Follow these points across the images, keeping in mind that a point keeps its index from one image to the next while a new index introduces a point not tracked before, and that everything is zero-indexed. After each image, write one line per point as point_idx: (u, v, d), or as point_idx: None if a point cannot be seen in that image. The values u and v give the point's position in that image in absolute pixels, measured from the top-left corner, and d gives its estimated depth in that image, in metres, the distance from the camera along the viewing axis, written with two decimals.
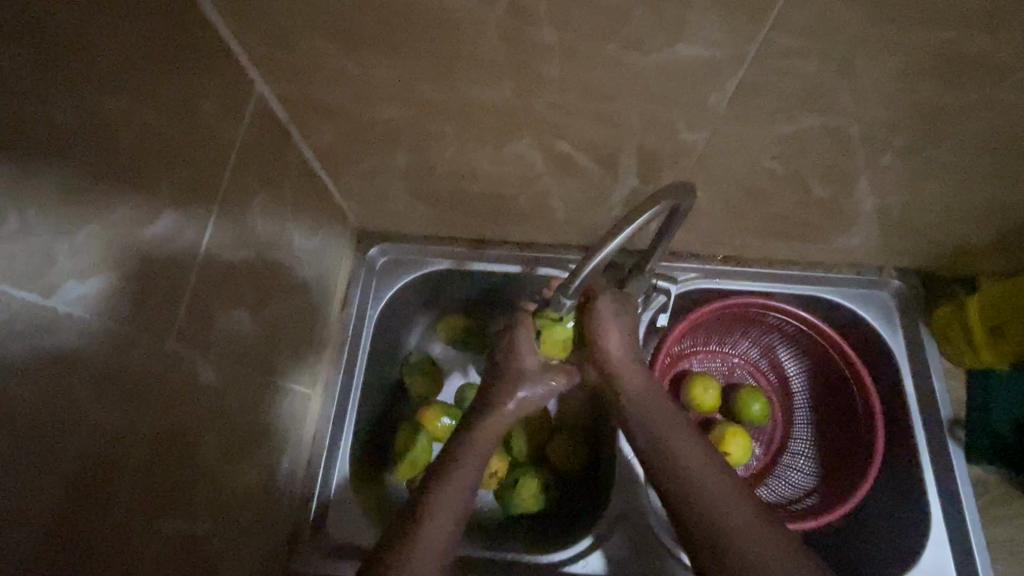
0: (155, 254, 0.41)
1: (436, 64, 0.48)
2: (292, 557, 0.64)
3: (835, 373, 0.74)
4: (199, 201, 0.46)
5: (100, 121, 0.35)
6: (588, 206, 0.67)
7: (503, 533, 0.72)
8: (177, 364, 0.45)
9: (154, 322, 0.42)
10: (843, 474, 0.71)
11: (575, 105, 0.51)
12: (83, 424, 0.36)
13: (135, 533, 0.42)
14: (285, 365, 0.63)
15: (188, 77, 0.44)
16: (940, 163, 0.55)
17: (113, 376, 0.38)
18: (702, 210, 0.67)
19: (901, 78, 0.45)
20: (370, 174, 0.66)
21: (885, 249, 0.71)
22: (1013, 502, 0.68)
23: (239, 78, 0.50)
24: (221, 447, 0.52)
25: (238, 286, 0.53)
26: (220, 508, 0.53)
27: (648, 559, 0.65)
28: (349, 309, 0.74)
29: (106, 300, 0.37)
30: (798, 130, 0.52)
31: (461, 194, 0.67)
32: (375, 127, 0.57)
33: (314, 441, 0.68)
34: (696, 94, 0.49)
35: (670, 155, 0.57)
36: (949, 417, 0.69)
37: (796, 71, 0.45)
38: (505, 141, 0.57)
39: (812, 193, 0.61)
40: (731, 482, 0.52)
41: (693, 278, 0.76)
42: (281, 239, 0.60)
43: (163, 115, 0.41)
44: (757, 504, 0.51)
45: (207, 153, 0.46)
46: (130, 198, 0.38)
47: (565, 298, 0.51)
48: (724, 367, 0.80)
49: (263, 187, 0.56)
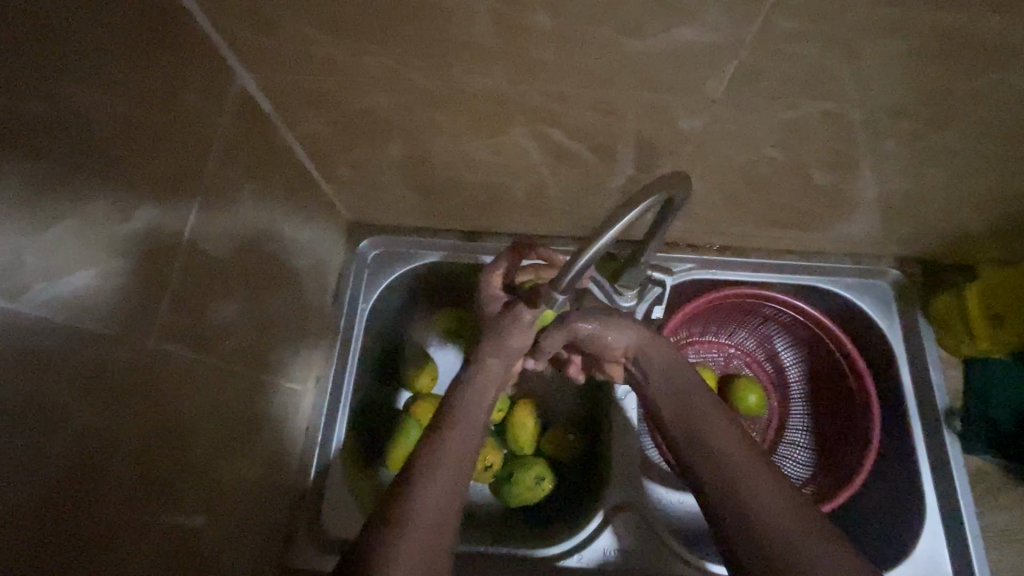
0: (135, 251, 0.40)
1: (426, 50, 0.46)
2: (285, 555, 0.63)
3: (832, 362, 0.73)
4: (182, 194, 0.44)
5: (69, 111, 0.33)
6: (583, 196, 0.66)
7: (498, 528, 0.72)
8: (161, 363, 0.43)
9: (137, 321, 0.40)
10: (841, 464, 0.71)
11: (571, 91, 0.49)
12: (65, 427, 0.35)
13: (122, 540, 0.41)
14: (276, 363, 0.62)
15: (166, 66, 0.42)
16: (942, 150, 0.54)
17: (93, 377, 0.37)
18: (699, 200, 0.66)
19: (906, 63, 0.44)
20: (360, 164, 0.64)
21: (883, 237, 0.70)
22: (1010, 490, 0.67)
23: (220, 66, 0.48)
24: (211, 447, 0.51)
25: (224, 282, 0.51)
26: (211, 511, 0.52)
27: (646, 553, 0.64)
28: (342, 302, 0.73)
29: (83, 300, 0.36)
30: (800, 116, 0.51)
31: (454, 184, 0.66)
32: (364, 116, 0.55)
33: (305, 439, 0.68)
34: (695, 80, 0.47)
35: (668, 143, 0.56)
36: (946, 407, 0.68)
37: (798, 55, 0.44)
38: (499, 130, 0.56)
39: (813, 181, 0.60)
40: (727, 467, 0.52)
41: (689, 269, 0.75)
42: (269, 231, 0.58)
43: (140, 105, 0.39)
44: (754, 489, 0.50)
45: (189, 146, 0.45)
46: (108, 192, 0.37)
47: (559, 293, 0.49)
48: (721, 357, 0.79)
49: (248, 179, 0.54)
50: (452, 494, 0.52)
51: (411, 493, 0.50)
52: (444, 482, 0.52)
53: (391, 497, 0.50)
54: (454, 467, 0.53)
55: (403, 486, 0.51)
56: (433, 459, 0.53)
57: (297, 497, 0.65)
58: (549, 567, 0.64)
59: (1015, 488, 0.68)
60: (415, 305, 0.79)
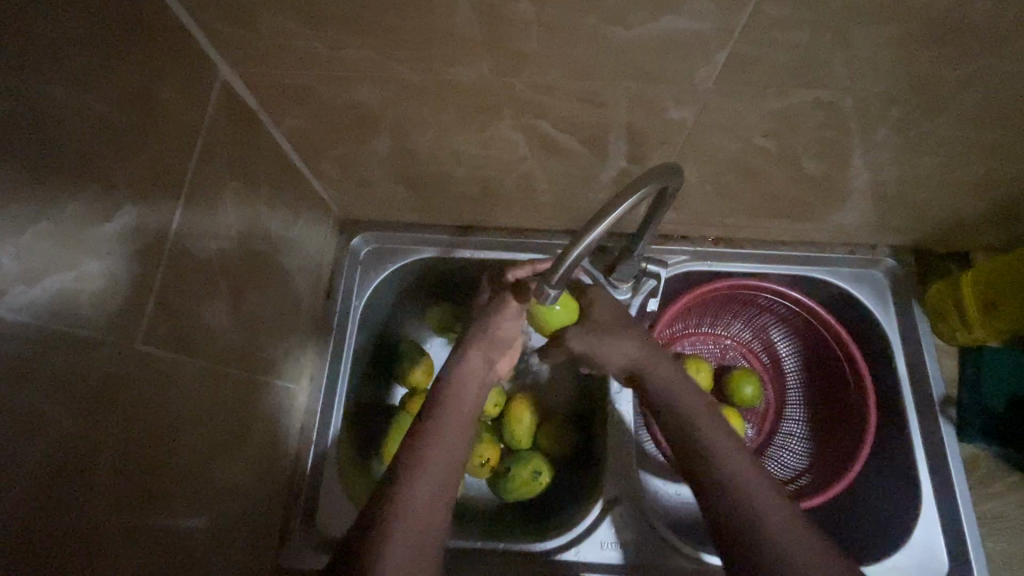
0: (117, 254, 0.39)
1: (410, 42, 0.45)
2: (280, 553, 0.63)
3: (827, 351, 0.73)
4: (164, 193, 0.43)
5: (43, 109, 0.33)
6: (575, 189, 0.66)
7: (494, 522, 0.72)
8: (145, 366, 0.43)
9: (119, 324, 0.40)
10: (836, 454, 0.70)
11: (558, 83, 0.49)
12: (46, 433, 0.34)
13: (110, 546, 0.40)
14: (267, 362, 0.62)
15: (144, 62, 0.41)
16: (934, 137, 0.53)
17: (73, 380, 0.36)
18: (691, 191, 0.65)
19: (897, 48, 0.43)
20: (349, 159, 0.64)
21: (878, 226, 0.70)
22: (1005, 477, 0.67)
23: (201, 62, 0.47)
24: (202, 447, 0.51)
25: (211, 281, 0.51)
26: (204, 511, 0.52)
27: (644, 546, 0.64)
28: (335, 299, 0.73)
29: (61, 302, 0.35)
30: (791, 105, 0.50)
31: (445, 178, 0.66)
32: (351, 112, 0.55)
33: (299, 438, 0.68)
34: (684, 70, 0.46)
35: (659, 134, 0.55)
36: (941, 395, 0.68)
37: (789, 43, 0.43)
38: (488, 123, 0.55)
39: (805, 170, 0.60)
40: None
41: (683, 261, 0.74)
42: (257, 229, 0.58)
43: (117, 102, 0.39)
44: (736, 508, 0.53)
45: (169, 145, 0.44)
46: (86, 192, 0.36)
47: (549, 288, 0.48)
48: (716, 349, 0.79)
49: (233, 177, 0.53)
50: (446, 491, 0.52)
51: (404, 487, 0.50)
52: (440, 480, 0.52)
53: (387, 493, 0.50)
54: (442, 463, 0.53)
55: (396, 484, 0.51)
56: (429, 453, 0.53)
57: (291, 495, 0.66)
58: (545, 562, 0.64)
59: (1010, 475, 0.68)
60: (408, 301, 0.78)
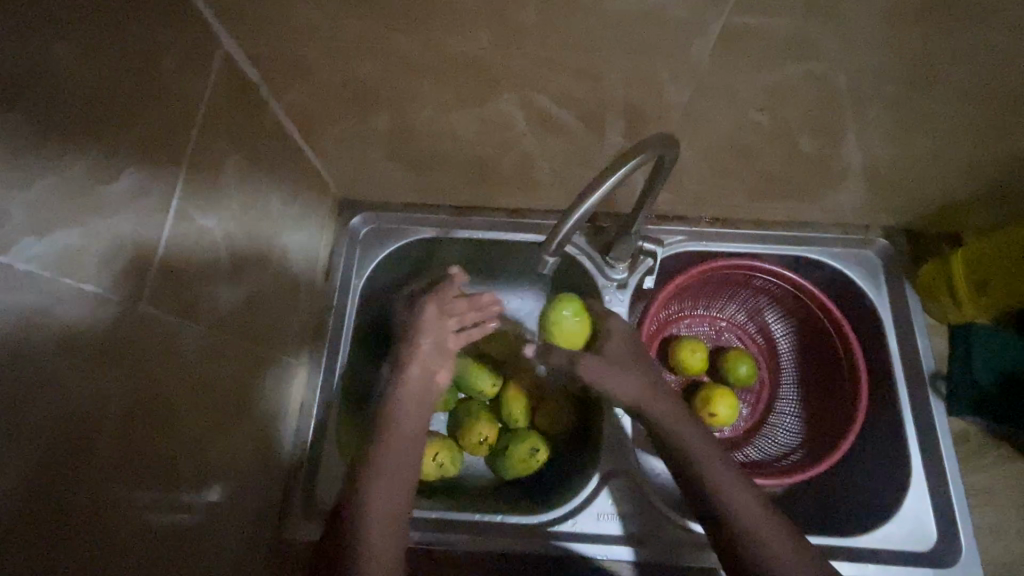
0: (119, 220, 0.40)
1: (407, 12, 0.46)
2: (282, 529, 0.64)
3: (820, 331, 0.74)
4: (165, 167, 0.44)
5: (46, 69, 0.33)
6: (572, 168, 0.67)
7: (491, 497, 0.72)
8: (147, 334, 0.43)
9: (123, 289, 0.40)
10: (828, 431, 0.72)
11: (556, 56, 0.49)
12: (52, 394, 0.35)
13: (115, 513, 0.41)
14: (269, 340, 0.62)
15: (146, 34, 0.41)
16: (923, 117, 0.54)
17: (79, 340, 0.37)
18: (687, 170, 0.66)
19: (890, 23, 0.44)
20: (349, 137, 0.64)
21: (870, 206, 0.71)
22: (993, 452, 0.69)
23: (203, 34, 0.48)
24: (202, 420, 0.51)
25: (212, 256, 0.51)
26: (205, 484, 0.52)
27: (639, 521, 0.65)
28: (334, 279, 0.73)
29: (64, 264, 0.35)
30: (785, 79, 0.50)
31: (444, 157, 0.66)
32: (352, 89, 0.56)
33: (299, 415, 0.68)
34: (680, 43, 0.47)
35: (655, 110, 0.56)
36: (932, 371, 0.70)
37: (783, 17, 0.44)
38: (486, 100, 0.56)
39: (799, 149, 0.61)
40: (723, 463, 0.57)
41: (679, 241, 0.75)
42: (257, 206, 0.58)
43: (119, 71, 0.39)
44: None
45: (171, 117, 0.44)
46: (88, 156, 0.37)
47: (548, 255, 0.50)
48: (711, 330, 0.80)
49: (234, 150, 0.54)
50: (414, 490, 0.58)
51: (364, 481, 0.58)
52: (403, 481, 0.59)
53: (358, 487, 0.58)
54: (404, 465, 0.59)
55: None
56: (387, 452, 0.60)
57: (291, 472, 0.66)
58: (540, 532, 0.65)
59: (998, 450, 0.69)
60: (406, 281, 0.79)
